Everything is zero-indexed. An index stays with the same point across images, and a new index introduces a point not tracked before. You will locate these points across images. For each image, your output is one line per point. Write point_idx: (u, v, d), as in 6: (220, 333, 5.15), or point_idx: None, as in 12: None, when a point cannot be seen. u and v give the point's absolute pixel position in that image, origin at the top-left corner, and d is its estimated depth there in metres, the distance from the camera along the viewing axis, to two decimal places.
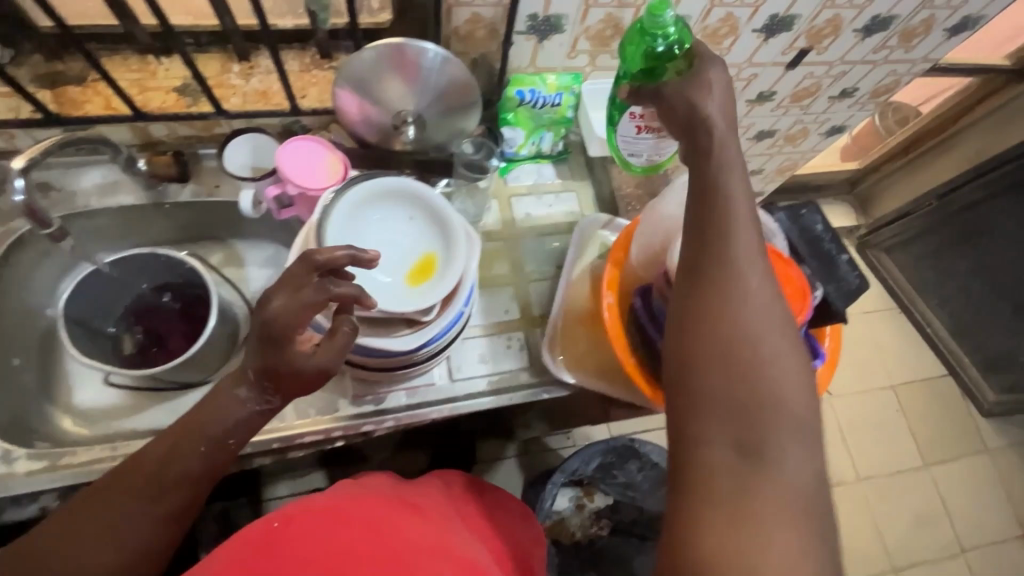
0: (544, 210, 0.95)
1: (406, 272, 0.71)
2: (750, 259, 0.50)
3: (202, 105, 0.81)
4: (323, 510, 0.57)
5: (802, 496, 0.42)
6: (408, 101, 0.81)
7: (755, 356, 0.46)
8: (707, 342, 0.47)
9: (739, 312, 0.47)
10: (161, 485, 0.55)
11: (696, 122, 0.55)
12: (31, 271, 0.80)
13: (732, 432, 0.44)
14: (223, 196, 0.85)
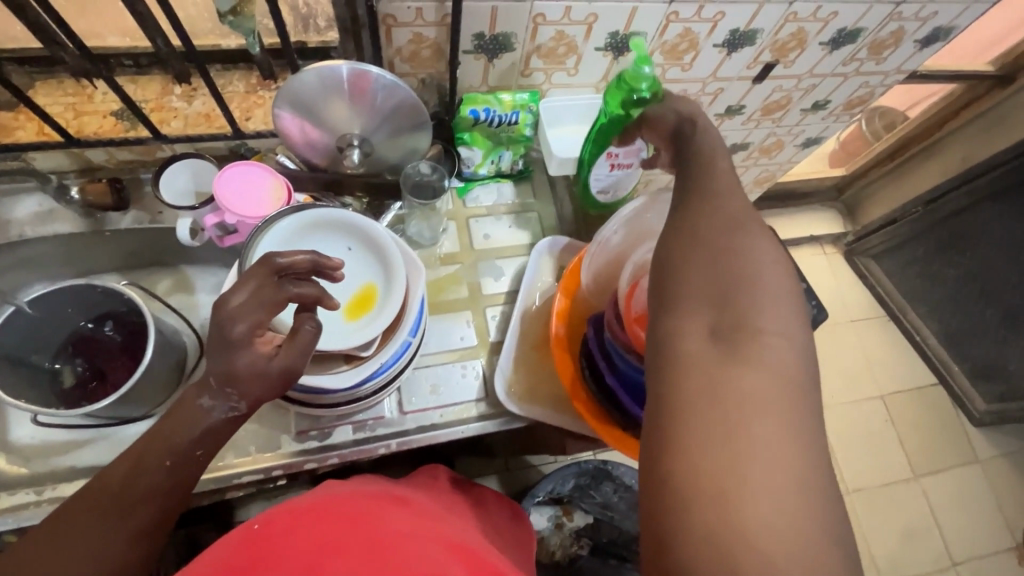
0: (503, 232, 0.91)
1: (344, 306, 0.69)
2: (729, 186, 0.51)
3: (141, 130, 0.78)
4: (306, 508, 0.50)
5: (795, 395, 0.38)
6: (353, 124, 0.79)
7: (738, 253, 0.45)
8: (685, 243, 0.47)
9: (720, 218, 0.48)
10: (125, 505, 0.49)
11: (685, 122, 0.60)
12: None
13: (711, 318, 0.42)
14: (166, 222, 0.81)
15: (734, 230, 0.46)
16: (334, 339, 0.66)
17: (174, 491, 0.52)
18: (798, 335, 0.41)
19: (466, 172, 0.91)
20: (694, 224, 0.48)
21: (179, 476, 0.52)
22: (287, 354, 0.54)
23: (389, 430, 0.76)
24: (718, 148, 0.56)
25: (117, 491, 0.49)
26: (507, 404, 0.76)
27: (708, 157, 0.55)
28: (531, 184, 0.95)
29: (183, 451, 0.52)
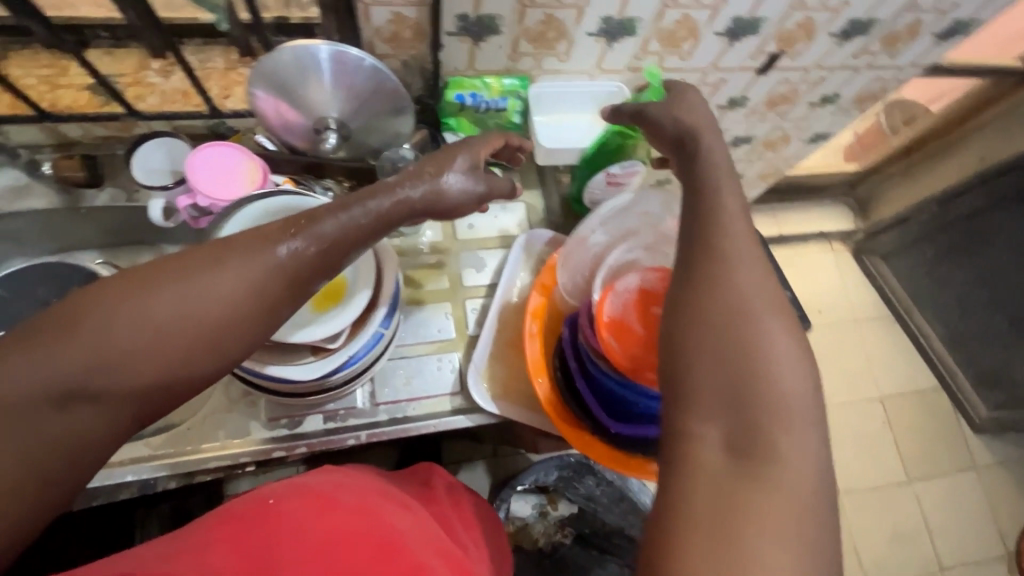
0: (488, 221, 0.89)
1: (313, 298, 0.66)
2: (746, 243, 0.45)
3: (116, 105, 0.76)
4: (313, 492, 0.54)
5: (809, 503, 0.36)
6: (332, 106, 0.76)
7: (754, 341, 0.40)
8: (695, 320, 0.42)
9: (731, 292, 0.42)
10: (235, 302, 0.42)
11: (684, 136, 0.56)
12: None
13: (725, 421, 0.39)
14: (141, 202, 0.80)
15: (749, 305, 0.42)
16: (299, 329, 0.64)
17: (282, 307, 0.45)
18: (815, 441, 0.38)
19: None
20: (705, 301, 0.43)
21: (279, 299, 0.45)
22: (440, 194, 0.55)
23: (361, 421, 0.76)
24: (722, 172, 0.51)
25: (228, 283, 0.42)
26: (481, 402, 0.75)
27: (713, 196, 0.49)
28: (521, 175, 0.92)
29: (291, 272, 0.45)
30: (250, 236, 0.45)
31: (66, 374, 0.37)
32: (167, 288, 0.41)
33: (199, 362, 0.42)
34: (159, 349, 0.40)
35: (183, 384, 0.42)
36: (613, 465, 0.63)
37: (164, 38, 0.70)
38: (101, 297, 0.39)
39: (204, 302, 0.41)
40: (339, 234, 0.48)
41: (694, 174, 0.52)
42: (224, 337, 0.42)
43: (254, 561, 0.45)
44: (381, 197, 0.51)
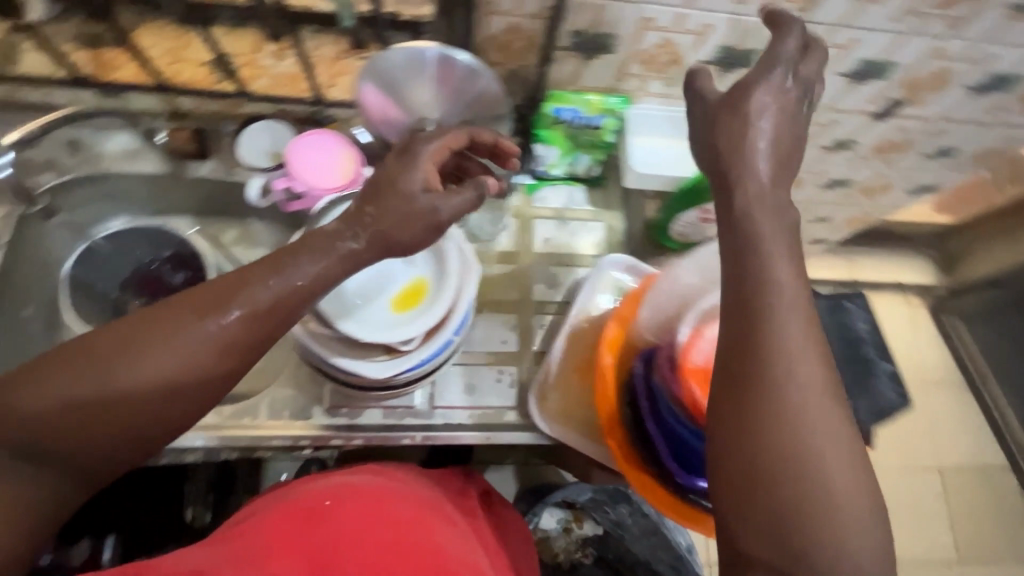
0: (566, 237, 0.88)
1: (394, 298, 0.68)
2: (799, 330, 0.43)
3: (230, 83, 0.79)
4: (369, 499, 0.59)
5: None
6: (434, 108, 0.76)
7: (808, 448, 0.41)
8: (746, 438, 0.42)
9: (782, 394, 0.42)
10: (177, 374, 0.47)
11: (729, 179, 0.47)
12: (54, 224, 0.82)
13: (774, 542, 0.41)
14: (238, 178, 0.82)
15: (800, 408, 0.41)
16: (372, 330, 0.65)
17: (227, 373, 0.49)
18: (870, 549, 0.40)
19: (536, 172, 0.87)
20: (754, 406, 0.42)
21: (209, 370, 0.48)
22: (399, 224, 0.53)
23: (418, 422, 0.76)
24: (774, 231, 0.45)
25: (161, 355, 0.46)
26: (539, 424, 0.73)
27: (765, 266, 0.44)
28: (603, 194, 0.90)
29: (237, 340, 0.48)
30: (180, 310, 0.48)
31: (15, 440, 0.44)
32: (111, 363, 0.45)
33: (136, 427, 0.47)
34: (92, 421, 0.45)
35: (133, 439, 0.47)
36: (672, 513, 0.61)
37: (290, 28, 0.75)
38: (40, 370, 0.45)
39: (140, 375, 0.46)
40: (275, 301, 0.50)
41: (742, 227, 0.45)
42: (168, 405, 0.47)
43: (308, 554, 0.51)
44: (321, 257, 0.51)
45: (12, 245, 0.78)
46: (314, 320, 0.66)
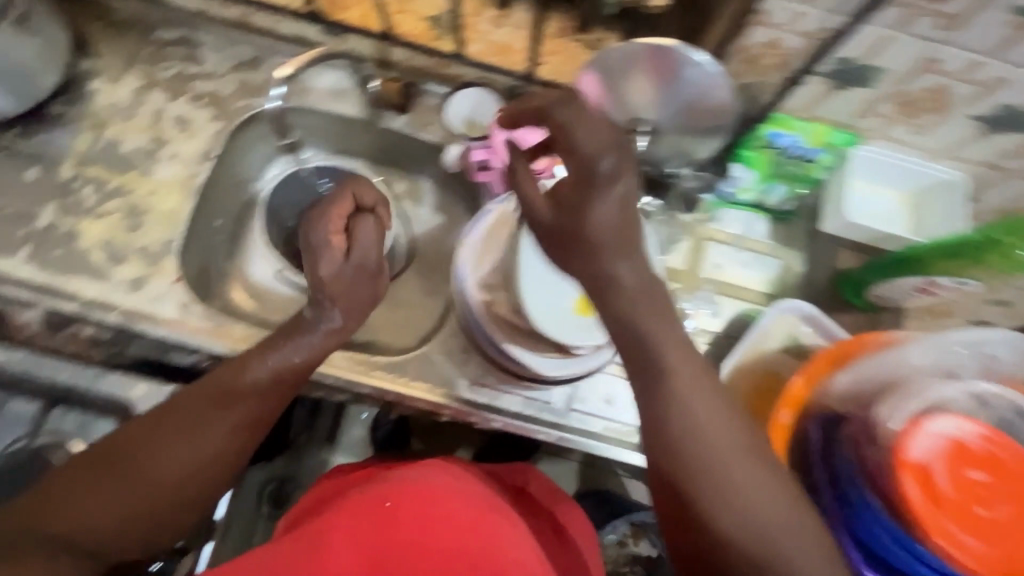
0: (737, 268, 0.83)
1: (580, 298, 0.64)
2: (670, 347, 0.50)
3: (446, 42, 0.79)
4: (425, 500, 0.55)
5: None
6: (650, 107, 0.71)
7: (756, 496, 0.47)
8: (699, 537, 0.48)
9: (711, 454, 0.48)
10: (191, 451, 0.54)
11: (571, 233, 0.50)
12: (252, 145, 0.86)
13: None
14: (428, 137, 0.83)
15: (729, 462, 0.48)
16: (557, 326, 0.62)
17: (239, 438, 0.56)
18: None
19: (723, 193, 0.82)
20: (691, 475, 0.48)
21: (235, 415, 0.56)
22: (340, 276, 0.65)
23: (554, 420, 0.75)
24: (665, 329, 0.50)
25: (176, 435, 0.53)
26: None
27: (659, 359, 0.50)
28: (786, 230, 0.84)
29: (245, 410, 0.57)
30: (186, 398, 0.55)
31: (67, 542, 0.47)
32: (130, 453, 0.52)
33: (172, 489, 0.52)
34: (120, 518, 0.50)
35: (165, 512, 0.53)
36: None
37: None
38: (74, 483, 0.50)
39: (156, 468, 0.52)
40: (280, 378, 0.59)
41: (629, 326, 0.51)
42: (192, 482, 0.54)
43: (372, 560, 0.50)
44: (309, 337, 0.62)
45: (219, 159, 0.82)
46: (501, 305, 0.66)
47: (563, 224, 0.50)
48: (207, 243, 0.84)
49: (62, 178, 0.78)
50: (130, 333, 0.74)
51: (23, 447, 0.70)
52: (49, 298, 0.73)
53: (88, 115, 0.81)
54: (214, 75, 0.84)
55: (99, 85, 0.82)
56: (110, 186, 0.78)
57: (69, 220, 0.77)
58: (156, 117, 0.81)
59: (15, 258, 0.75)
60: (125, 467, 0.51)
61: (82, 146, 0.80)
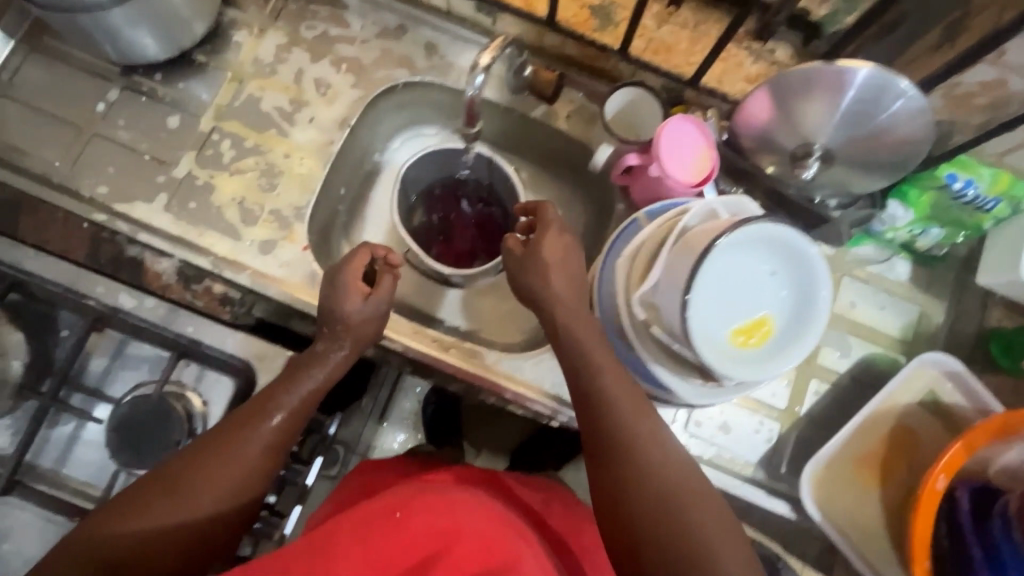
0: (873, 310, 0.78)
1: (735, 326, 0.58)
2: (592, 349, 0.61)
3: (607, 35, 0.75)
4: (437, 507, 0.54)
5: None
6: (825, 130, 0.68)
7: (649, 471, 0.54)
8: (635, 538, 0.52)
9: (621, 433, 0.56)
10: (214, 479, 0.58)
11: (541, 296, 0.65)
12: (384, 115, 0.85)
13: None
14: (568, 131, 0.80)
15: (637, 445, 0.55)
16: (722, 361, 0.57)
17: (262, 459, 0.60)
18: None
19: (873, 228, 0.76)
20: (616, 469, 0.55)
21: (232, 502, 0.59)
22: (353, 320, 0.69)
23: None
24: (595, 342, 0.61)
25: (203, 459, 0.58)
26: (810, 511, 0.67)
27: (592, 372, 0.59)
28: (930, 275, 0.79)
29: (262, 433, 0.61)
30: (220, 427, 0.61)
31: None
32: (163, 475, 0.57)
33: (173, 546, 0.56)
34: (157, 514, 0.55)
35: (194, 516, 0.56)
36: None
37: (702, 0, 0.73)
38: (106, 516, 0.55)
39: (195, 474, 0.57)
40: (300, 403, 0.64)
41: (573, 351, 0.61)
42: (224, 488, 0.58)
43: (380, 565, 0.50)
44: (320, 365, 0.67)
45: (353, 128, 0.80)
46: (658, 323, 0.59)
47: (521, 269, 0.66)
48: (329, 211, 0.83)
49: (201, 129, 0.78)
50: (258, 296, 0.74)
51: (148, 395, 0.70)
52: (184, 249, 0.74)
53: (230, 68, 0.80)
54: (356, 41, 0.81)
55: (242, 38, 0.81)
56: (247, 143, 0.78)
57: (206, 173, 0.77)
58: (298, 76, 0.80)
59: (154, 205, 0.75)
60: (160, 491, 0.56)
61: (223, 97, 0.79)
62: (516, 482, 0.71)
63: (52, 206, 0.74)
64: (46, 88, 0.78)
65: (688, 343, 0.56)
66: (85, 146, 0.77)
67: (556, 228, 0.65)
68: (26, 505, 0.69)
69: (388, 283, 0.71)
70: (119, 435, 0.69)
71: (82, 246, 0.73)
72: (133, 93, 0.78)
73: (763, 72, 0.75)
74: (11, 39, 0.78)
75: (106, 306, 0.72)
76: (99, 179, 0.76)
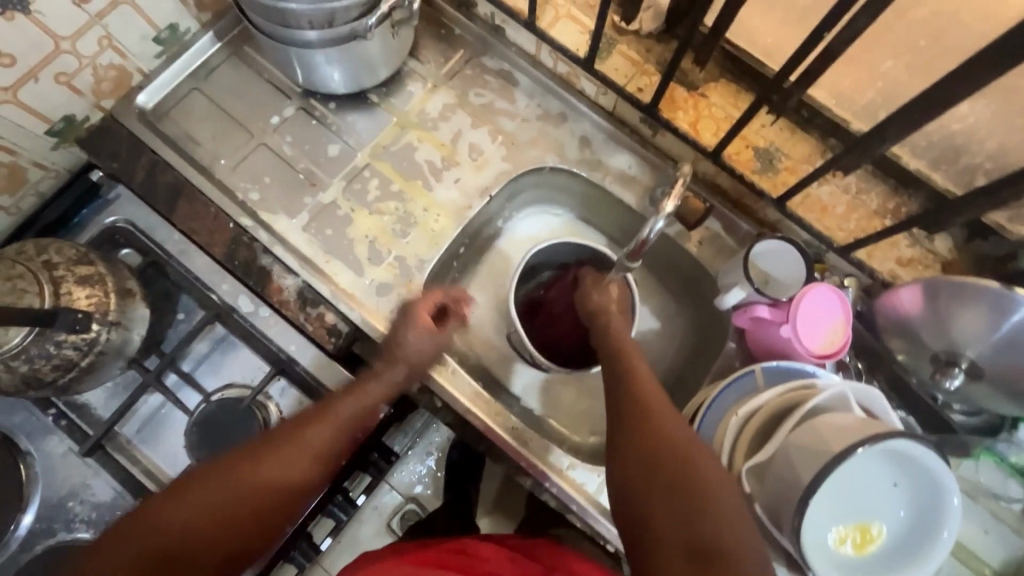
0: (975, 532, 0.72)
1: (841, 529, 0.55)
2: (606, 326, 0.69)
3: (766, 179, 0.75)
4: None
5: (738, 535, 0.47)
6: (976, 346, 0.64)
7: (646, 385, 0.60)
8: (626, 426, 0.57)
9: (625, 379, 0.62)
10: (255, 495, 0.55)
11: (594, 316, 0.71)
12: (521, 190, 0.87)
13: (661, 502, 0.50)
14: (698, 257, 0.79)
15: (654, 427, 0.55)
16: (822, 564, 0.53)
17: (324, 457, 0.60)
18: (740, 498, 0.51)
19: (997, 446, 0.71)
20: (618, 380, 0.62)
21: (278, 506, 0.56)
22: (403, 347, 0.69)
23: None
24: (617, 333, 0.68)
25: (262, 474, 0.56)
26: None
27: (604, 333, 0.68)
28: None
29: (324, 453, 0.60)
30: (285, 432, 0.59)
31: None
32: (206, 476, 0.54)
33: (204, 544, 0.52)
34: (204, 506, 0.52)
35: (242, 517, 0.54)
36: None
37: (872, 171, 0.73)
38: (155, 501, 0.52)
39: (258, 473, 0.56)
40: (359, 412, 0.64)
41: (600, 325, 0.70)
42: (275, 488, 0.56)
43: None
44: (371, 395, 0.66)
45: (492, 198, 0.83)
46: (760, 501, 0.57)
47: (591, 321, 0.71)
48: (447, 265, 0.85)
49: (356, 163, 0.82)
50: (361, 336, 0.77)
51: (239, 399, 0.74)
52: (310, 271, 0.77)
53: (397, 113, 0.84)
54: (518, 117, 0.84)
55: (416, 89, 0.85)
56: (392, 187, 0.82)
57: (349, 205, 0.80)
58: (456, 137, 0.84)
59: (293, 221, 0.80)
60: (215, 482, 0.54)
61: (383, 138, 0.83)
62: (496, 552, 0.71)
63: (206, 200, 0.79)
64: (233, 92, 0.84)
65: (790, 537, 0.53)
66: (250, 151, 0.82)
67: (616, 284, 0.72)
68: (101, 471, 0.72)
69: (456, 320, 0.73)
70: (201, 431, 0.73)
71: (220, 244, 0.78)
72: (306, 115, 0.84)
73: (917, 257, 0.73)
74: (217, 41, 0.84)
75: (225, 304, 0.76)
76: (254, 185, 0.81)
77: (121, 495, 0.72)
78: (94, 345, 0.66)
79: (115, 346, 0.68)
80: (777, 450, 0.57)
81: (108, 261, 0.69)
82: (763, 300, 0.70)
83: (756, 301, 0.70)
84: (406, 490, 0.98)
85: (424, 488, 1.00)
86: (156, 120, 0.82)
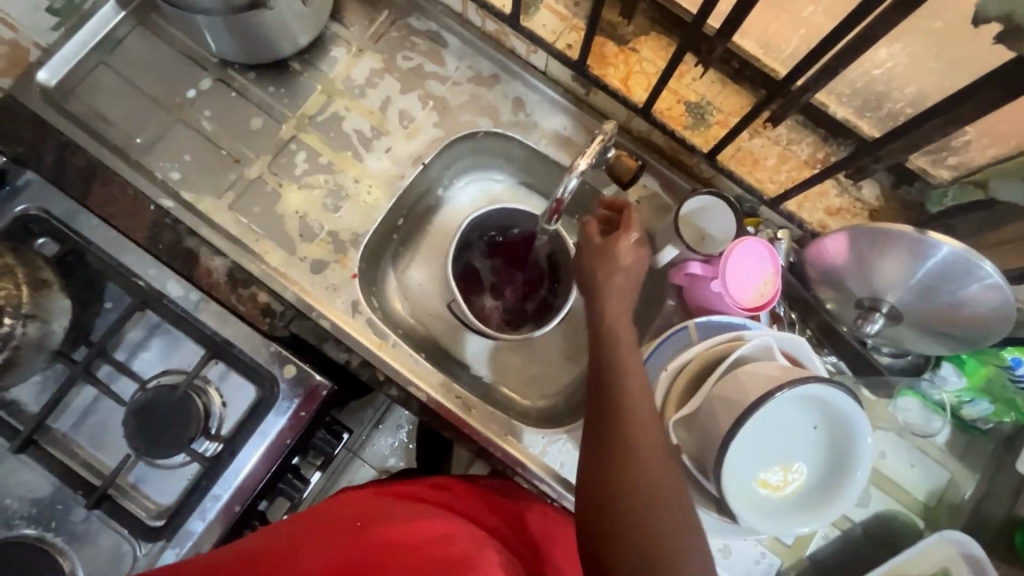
0: (902, 467, 0.75)
1: (764, 475, 0.57)
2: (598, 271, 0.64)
3: (696, 133, 0.75)
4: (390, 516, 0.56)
5: (668, 493, 0.50)
6: (895, 291, 0.65)
7: (621, 342, 0.59)
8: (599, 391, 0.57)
9: (600, 337, 0.61)
10: None
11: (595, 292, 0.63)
12: (456, 157, 0.85)
13: (603, 471, 0.52)
14: (636, 215, 0.79)
15: (632, 433, 0.52)
16: (746, 508, 0.55)
17: None
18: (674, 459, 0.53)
19: (920, 386, 0.75)
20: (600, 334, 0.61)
21: None
22: None
23: None
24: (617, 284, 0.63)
25: None
26: None
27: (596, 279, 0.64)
28: (968, 444, 0.77)
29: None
30: None
31: None
32: None
33: None
34: None
35: None
36: None
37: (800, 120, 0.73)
38: None
39: None
40: None
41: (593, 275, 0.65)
42: None
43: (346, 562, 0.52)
44: None
45: (426, 166, 0.81)
46: (688, 451, 0.59)
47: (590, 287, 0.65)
48: (386, 236, 0.83)
49: (281, 135, 0.79)
50: (300, 314, 0.76)
51: (174, 385, 0.71)
52: (239, 253, 0.76)
53: (321, 81, 0.81)
54: (448, 81, 0.81)
55: (340, 54, 0.81)
56: (321, 159, 0.79)
57: (276, 180, 0.78)
58: (385, 104, 0.81)
59: (219, 201, 0.77)
60: None
61: (308, 108, 0.80)
62: (481, 495, 0.72)
63: (123, 182, 0.75)
64: (144, 65, 0.79)
65: (716, 488, 0.55)
66: (168, 128, 0.78)
67: (635, 233, 0.65)
68: (37, 467, 0.70)
69: None
70: (130, 424, 0.69)
71: (143, 229, 0.75)
72: (224, 87, 0.79)
73: (845, 206, 0.74)
74: (121, 9, 0.78)
75: (152, 289, 0.71)
76: (174, 165, 0.77)
77: (59, 490, 0.70)
78: (10, 339, 0.63)
79: (34, 340, 0.65)
80: (704, 406, 0.57)
81: (18, 253, 0.66)
82: (699, 257, 0.70)
83: (693, 259, 0.71)
84: (380, 463, 1.03)
85: (398, 460, 1.04)
86: (62, 99, 0.77)
